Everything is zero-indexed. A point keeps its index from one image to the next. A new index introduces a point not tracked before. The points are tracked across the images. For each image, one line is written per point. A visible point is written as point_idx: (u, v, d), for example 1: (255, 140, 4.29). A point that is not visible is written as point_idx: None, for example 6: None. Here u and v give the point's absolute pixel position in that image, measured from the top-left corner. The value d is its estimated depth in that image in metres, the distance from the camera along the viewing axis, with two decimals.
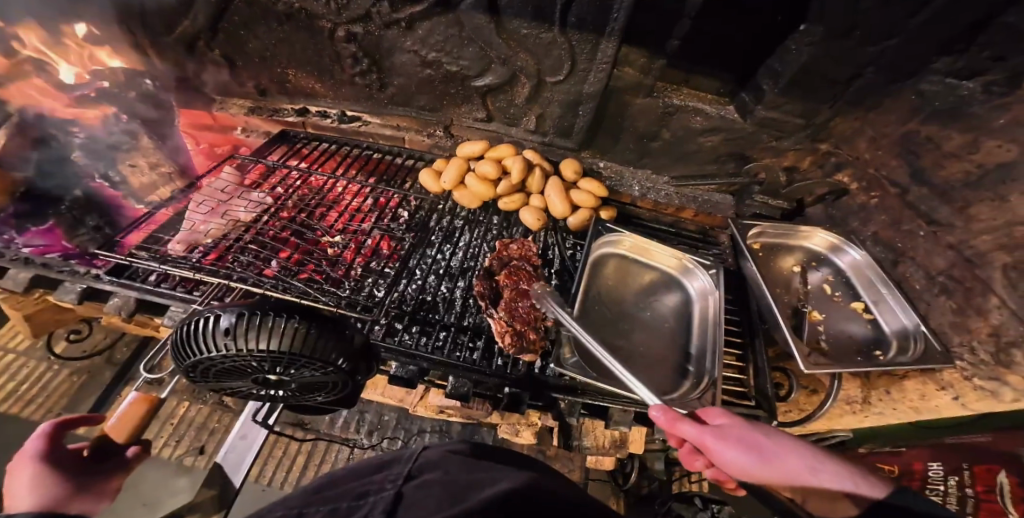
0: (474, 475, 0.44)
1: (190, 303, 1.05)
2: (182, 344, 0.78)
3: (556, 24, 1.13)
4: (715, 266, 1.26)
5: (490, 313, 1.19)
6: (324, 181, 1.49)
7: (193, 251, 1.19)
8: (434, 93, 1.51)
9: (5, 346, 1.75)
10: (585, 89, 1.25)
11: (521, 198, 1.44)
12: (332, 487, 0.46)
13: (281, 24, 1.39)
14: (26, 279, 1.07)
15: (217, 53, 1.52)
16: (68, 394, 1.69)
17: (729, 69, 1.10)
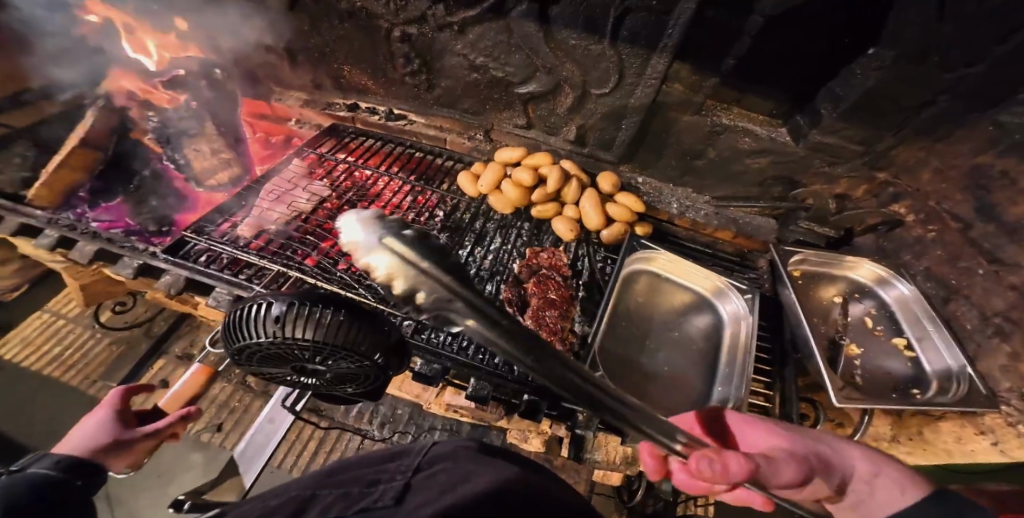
0: (474, 466, 0.45)
1: (236, 288, 1.10)
2: (232, 326, 0.82)
3: (606, 36, 1.13)
4: (751, 291, 1.23)
5: (518, 320, 1.19)
6: (367, 176, 1.52)
7: (240, 233, 1.22)
8: (479, 97, 1.54)
9: (58, 310, 1.86)
10: (631, 102, 1.24)
11: (554, 207, 1.43)
12: (345, 471, 0.50)
13: (342, 22, 1.45)
14: (91, 252, 1.13)
15: (278, 47, 1.59)
16: (106, 362, 1.78)
17: (801, 81, 1.04)
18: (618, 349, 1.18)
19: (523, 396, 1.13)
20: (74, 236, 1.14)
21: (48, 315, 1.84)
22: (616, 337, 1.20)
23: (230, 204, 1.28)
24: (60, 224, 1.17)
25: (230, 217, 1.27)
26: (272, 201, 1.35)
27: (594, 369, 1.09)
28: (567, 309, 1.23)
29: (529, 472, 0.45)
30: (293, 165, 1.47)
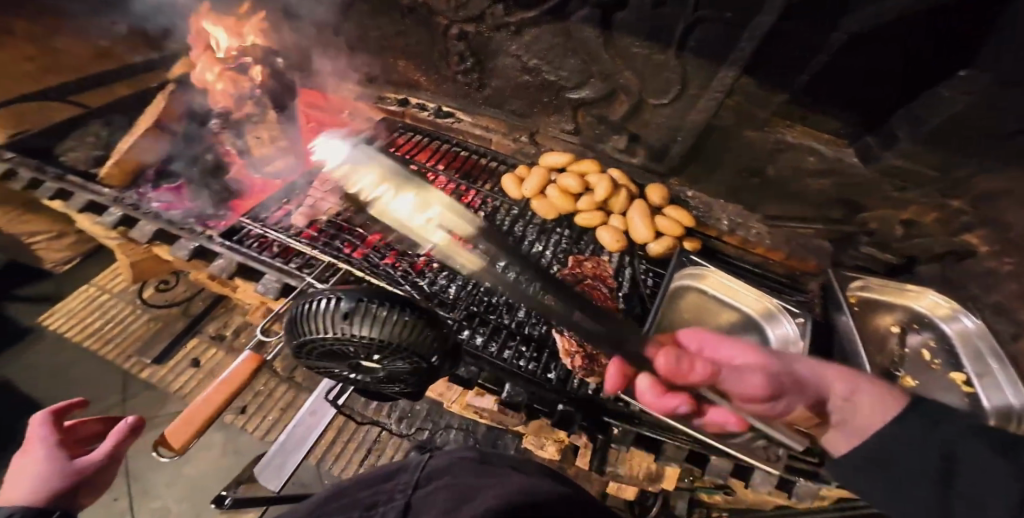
0: (477, 481, 0.47)
1: (287, 277, 1.17)
2: (298, 319, 0.82)
3: (672, 47, 1.11)
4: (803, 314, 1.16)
5: (561, 331, 1.21)
6: (411, 171, 1.53)
7: (294, 222, 1.29)
8: (528, 99, 1.53)
9: (106, 285, 1.96)
10: (689, 116, 1.23)
11: (601, 217, 1.42)
12: (340, 497, 0.50)
13: (403, 17, 1.51)
14: (150, 232, 1.23)
15: (340, 40, 1.67)
16: (143, 336, 1.85)
17: (890, 92, 0.95)
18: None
19: (558, 406, 1.13)
20: (136, 216, 1.25)
21: (95, 288, 1.96)
22: None
23: (290, 198, 1.36)
24: (124, 204, 1.28)
25: (284, 206, 1.34)
26: (322, 192, 1.40)
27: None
28: None
29: (526, 478, 0.48)
30: None
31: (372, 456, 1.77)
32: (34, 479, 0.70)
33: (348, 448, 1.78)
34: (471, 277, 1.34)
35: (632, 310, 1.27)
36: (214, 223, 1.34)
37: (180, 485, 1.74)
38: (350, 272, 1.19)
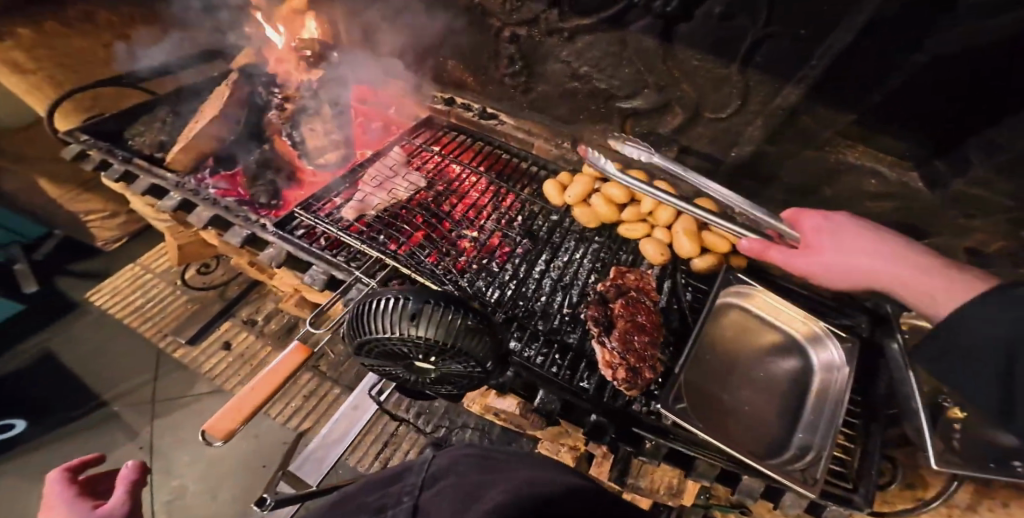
0: (477, 479, 0.52)
1: (334, 268, 1.27)
2: (363, 317, 0.85)
3: (737, 61, 1.10)
4: (851, 339, 1.16)
5: (602, 341, 1.16)
6: (456, 171, 1.62)
7: (344, 215, 1.40)
8: (574, 105, 1.56)
9: (151, 266, 2.36)
10: (747, 130, 1.23)
11: (643, 229, 1.42)
12: (352, 502, 0.58)
13: (456, 17, 1.58)
14: (206, 218, 1.42)
15: (394, 36, 1.80)
16: (181, 315, 2.18)
17: (944, 100, 0.90)
18: (704, 384, 1.15)
19: (591, 416, 1.10)
20: (195, 202, 1.45)
21: (139, 267, 2.36)
22: (703, 372, 1.17)
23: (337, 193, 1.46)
24: (185, 190, 1.48)
25: (331, 198, 1.46)
26: (374, 187, 1.51)
27: (677, 400, 1.06)
28: (655, 336, 1.20)
29: (529, 468, 0.51)
30: (394, 153, 1.64)
31: (388, 449, 1.79)
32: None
33: (364, 440, 1.80)
34: (508, 280, 1.37)
35: (670, 323, 1.30)
36: (267, 211, 1.56)
37: (200, 466, 1.86)
38: (397, 268, 1.26)
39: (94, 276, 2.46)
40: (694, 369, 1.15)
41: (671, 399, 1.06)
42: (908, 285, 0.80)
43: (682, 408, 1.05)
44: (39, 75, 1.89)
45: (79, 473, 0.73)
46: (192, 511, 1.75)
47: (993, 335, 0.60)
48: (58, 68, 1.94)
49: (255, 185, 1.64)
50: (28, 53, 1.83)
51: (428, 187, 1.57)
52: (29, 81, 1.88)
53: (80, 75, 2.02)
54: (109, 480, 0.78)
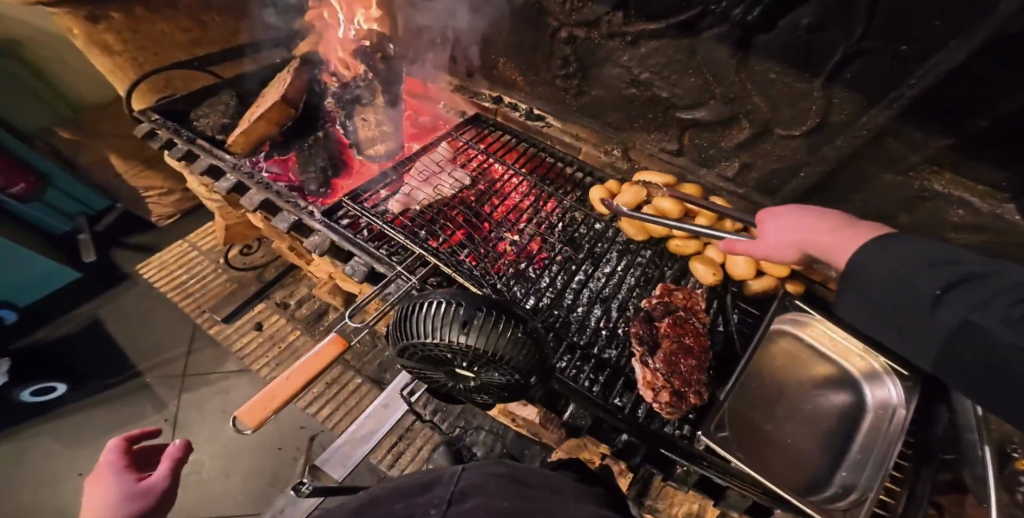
0: (513, 505, 0.51)
1: (378, 261, 1.28)
2: (411, 319, 0.82)
3: (823, 76, 1.05)
4: (914, 380, 1.03)
5: (645, 361, 1.09)
6: (498, 171, 1.60)
7: (390, 208, 1.43)
8: (628, 112, 1.54)
9: (198, 245, 2.45)
10: (825, 149, 1.18)
11: (695, 246, 1.34)
12: (380, 508, 0.54)
13: (511, 16, 1.57)
14: (258, 201, 1.52)
15: (449, 31, 1.82)
16: (218, 295, 2.24)
17: None
18: (750, 414, 1.06)
19: (624, 436, 1.04)
20: (250, 184, 1.56)
21: (186, 245, 2.45)
22: (746, 402, 1.07)
23: (383, 184, 1.50)
24: (242, 172, 1.61)
25: (377, 190, 1.49)
26: (420, 182, 1.53)
27: (720, 428, 0.97)
28: (702, 361, 1.12)
29: (565, 502, 0.56)
30: (441, 149, 1.65)
31: (402, 444, 1.74)
32: (103, 510, 0.62)
33: None
34: (546, 287, 1.32)
35: (715, 347, 1.23)
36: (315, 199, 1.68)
37: (217, 444, 1.87)
38: (437, 266, 1.24)
39: (146, 249, 2.64)
40: (740, 398, 1.06)
41: (712, 426, 0.97)
42: (818, 246, 0.79)
43: (723, 436, 0.96)
44: (125, 56, 2.10)
45: (134, 443, 0.78)
46: (208, 486, 1.77)
47: (893, 275, 0.64)
48: (141, 51, 2.14)
49: (305, 171, 1.77)
50: (119, 36, 2.03)
51: (472, 184, 1.57)
52: (115, 61, 2.09)
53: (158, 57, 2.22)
54: (157, 450, 0.83)
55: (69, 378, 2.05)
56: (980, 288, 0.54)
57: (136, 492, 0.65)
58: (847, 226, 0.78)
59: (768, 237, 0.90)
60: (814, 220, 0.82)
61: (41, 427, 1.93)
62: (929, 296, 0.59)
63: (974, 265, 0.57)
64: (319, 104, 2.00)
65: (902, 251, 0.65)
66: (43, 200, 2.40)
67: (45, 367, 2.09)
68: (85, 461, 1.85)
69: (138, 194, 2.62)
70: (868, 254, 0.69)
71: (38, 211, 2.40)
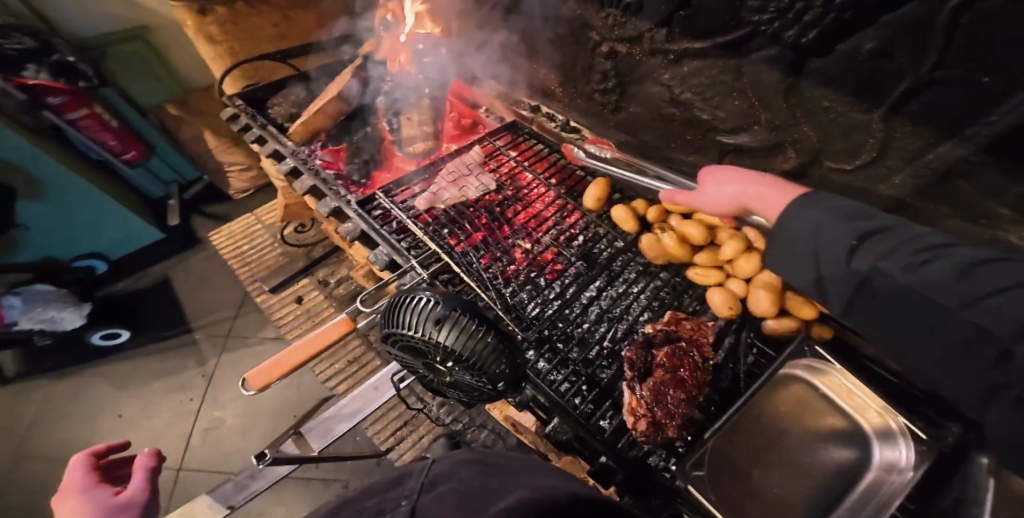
0: (481, 483, 0.55)
1: (396, 253, 1.35)
2: (398, 311, 0.86)
3: (883, 107, 0.94)
4: (931, 445, 0.91)
5: (632, 386, 1.07)
6: (527, 179, 1.62)
7: (416, 205, 1.49)
8: (667, 131, 1.49)
9: (263, 218, 2.71)
10: (880, 188, 1.06)
11: (716, 276, 1.28)
12: (351, 506, 0.57)
13: (557, 27, 1.59)
14: (308, 186, 1.65)
15: (497, 38, 1.87)
16: (269, 267, 2.47)
17: None
18: (730, 458, 1.00)
19: (600, 457, 1.02)
20: (303, 170, 1.71)
21: (251, 218, 2.72)
22: (736, 443, 1.02)
23: (416, 182, 1.57)
24: (298, 158, 1.77)
25: (410, 186, 1.56)
26: (448, 182, 1.56)
27: (696, 467, 0.94)
28: (694, 396, 1.06)
29: (525, 473, 0.58)
30: (473, 152, 1.68)
31: (407, 429, 1.81)
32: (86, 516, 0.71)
33: (387, 414, 1.85)
34: (552, 298, 1.32)
35: (719, 382, 1.16)
36: (356, 188, 1.84)
37: (243, 404, 2.06)
38: (449, 265, 1.29)
39: (218, 218, 2.95)
40: (727, 439, 1.00)
41: (687, 464, 0.94)
42: (763, 200, 0.86)
43: (699, 475, 0.92)
44: (225, 46, 2.37)
45: (101, 457, 0.89)
46: (225, 442, 1.96)
47: (821, 225, 0.74)
48: (236, 41, 2.39)
49: (352, 161, 1.95)
50: (220, 28, 2.30)
51: (497, 189, 1.59)
52: (216, 49, 2.36)
53: (250, 48, 2.47)
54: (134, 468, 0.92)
55: (136, 328, 2.35)
56: (890, 240, 0.67)
57: (117, 505, 0.73)
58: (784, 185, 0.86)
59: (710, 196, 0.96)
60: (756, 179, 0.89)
61: (111, 366, 2.23)
62: (966, 323, 0.57)
63: (879, 221, 0.70)
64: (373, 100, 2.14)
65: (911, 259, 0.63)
66: (146, 166, 2.81)
67: (122, 314, 2.42)
68: (144, 398, 2.11)
69: (222, 168, 2.92)
70: (803, 209, 0.77)
71: (141, 175, 2.81)
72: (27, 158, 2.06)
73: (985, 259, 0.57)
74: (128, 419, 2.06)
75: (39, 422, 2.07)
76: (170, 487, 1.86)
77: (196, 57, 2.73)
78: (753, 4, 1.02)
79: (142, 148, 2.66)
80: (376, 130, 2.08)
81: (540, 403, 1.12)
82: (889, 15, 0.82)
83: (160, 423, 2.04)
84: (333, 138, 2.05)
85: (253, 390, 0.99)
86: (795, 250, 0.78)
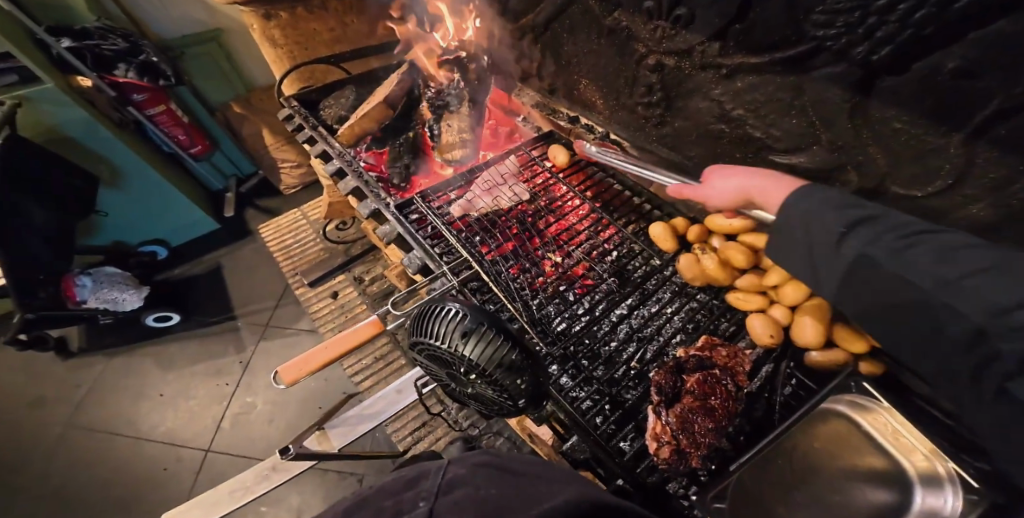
0: (500, 494, 0.55)
1: (427, 258, 1.36)
2: (424, 318, 0.85)
3: (965, 131, 0.83)
4: (982, 494, 0.81)
5: (657, 410, 1.00)
6: (562, 191, 1.60)
7: (451, 211, 1.51)
8: (714, 148, 1.41)
9: (309, 213, 2.85)
10: (956, 217, 0.94)
11: (759, 302, 1.21)
12: (370, 505, 0.58)
13: (602, 38, 1.55)
14: (350, 187, 1.70)
15: (539, 48, 1.86)
16: (311, 261, 2.58)
17: None
18: (759, 488, 0.93)
19: (618, 481, 0.98)
20: (347, 172, 1.76)
21: (298, 213, 2.87)
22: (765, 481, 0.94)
23: (451, 189, 1.58)
24: (344, 160, 1.83)
25: (446, 192, 1.58)
26: (482, 190, 1.57)
27: (717, 498, 0.90)
28: (723, 426, 1.00)
29: (544, 485, 0.57)
30: (509, 162, 1.69)
31: (424, 431, 1.82)
32: None
33: (407, 413, 1.87)
34: (581, 314, 1.28)
35: (752, 412, 1.13)
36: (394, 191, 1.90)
37: (271, 393, 2.16)
38: (478, 272, 1.28)
39: (267, 212, 3.12)
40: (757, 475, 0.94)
41: (709, 495, 0.91)
42: (765, 196, 0.88)
43: (718, 508, 0.89)
44: (285, 49, 2.51)
45: None
46: (250, 428, 2.07)
47: (822, 214, 0.77)
48: (297, 46, 2.53)
49: (392, 165, 1.99)
50: (282, 33, 2.44)
51: (530, 200, 1.58)
52: (277, 53, 2.51)
53: (308, 52, 2.60)
54: None
55: (186, 312, 2.53)
56: (876, 229, 0.71)
57: None
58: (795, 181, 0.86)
59: (713, 193, 0.98)
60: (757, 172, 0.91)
61: (161, 346, 2.41)
62: (939, 305, 0.63)
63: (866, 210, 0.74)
64: (416, 106, 2.20)
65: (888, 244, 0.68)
66: (211, 160, 3.04)
67: (175, 299, 2.61)
68: (189, 378, 2.27)
69: (276, 164, 3.12)
70: (800, 199, 0.80)
71: (206, 168, 3.04)
72: (110, 148, 2.30)
73: (965, 243, 0.63)
74: (168, 397, 2.21)
75: (94, 393, 2.26)
76: (197, 467, 1.97)
77: (259, 60, 2.92)
78: (818, 18, 0.95)
79: (207, 144, 2.86)
80: (417, 135, 2.12)
81: (560, 418, 1.10)
82: (979, 31, 0.73)
83: (197, 404, 2.17)
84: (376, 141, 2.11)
85: (287, 383, 1.02)
86: (794, 236, 0.81)
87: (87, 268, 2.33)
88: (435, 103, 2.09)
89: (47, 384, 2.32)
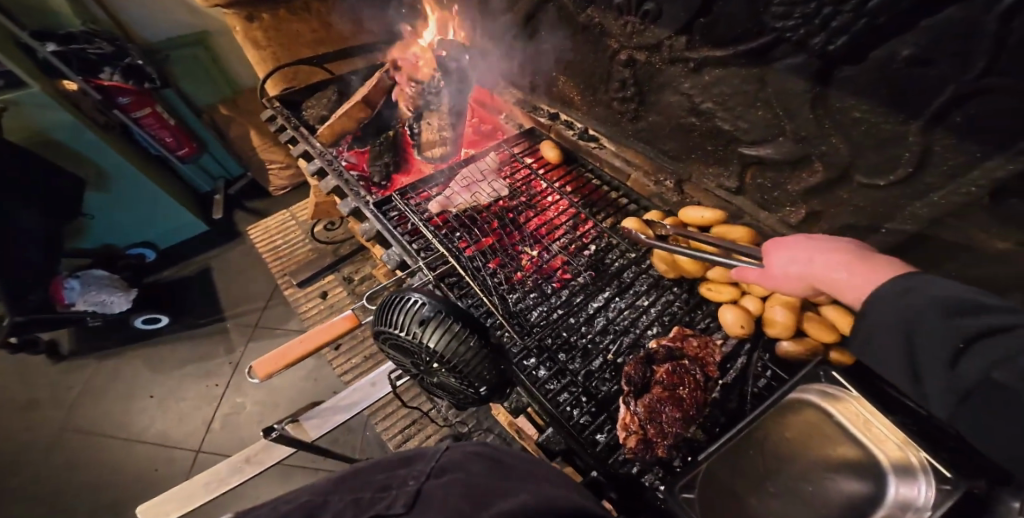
0: (491, 479, 0.55)
1: (405, 255, 1.38)
2: (388, 309, 0.88)
3: (922, 118, 0.86)
4: (955, 483, 0.81)
5: (627, 401, 1.03)
6: (541, 187, 1.63)
7: (429, 208, 1.53)
8: (687, 142, 1.44)
9: (297, 215, 2.85)
10: (917, 204, 0.96)
11: (731, 293, 1.24)
12: (361, 475, 0.59)
13: (577, 35, 1.57)
14: (331, 186, 1.72)
15: (518, 45, 1.88)
16: (300, 261, 2.59)
17: None
18: (726, 476, 0.96)
19: (591, 472, 1.01)
20: (327, 171, 1.78)
21: (287, 214, 2.87)
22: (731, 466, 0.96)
23: (431, 187, 1.60)
24: (326, 160, 1.84)
25: (426, 190, 1.61)
26: (461, 187, 1.59)
27: (686, 489, 0.92)
28: (692, 416, 1.02)
29: (534, 478, 0.57)
30: (490, 159, 1.71)
31: (414, 429, 1.84)
32: None
33: (397, 411, 1.89)
34: (557, 307, 1.31)
35: (726, 402, 1.15)
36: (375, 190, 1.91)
37: (261, 394, 2.18)
38: (455, 268, 1.31)
39: (255, 213, 3.12)
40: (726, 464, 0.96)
41: (678, 485, 0.93)
42: (835, 283, 0.77)
43: (687, 499, 0.91)
44: (269, 50, 2.51)
45: None
46: (243, 427, 2.09)
47: (920, 307, 0.63)
48: (279, 47, 2.54)
49: (374, 164, 1.99)
50: (265, 34, 2.44)
51: (508, 196, 1.60)
52: (261, 54, 2.51)
53: (290, 53, 2.60)
54: None
55: (176, 314, 2.54)
56: (1005, 343, 0.54)
57: None
58: (862, 261, 0.75)
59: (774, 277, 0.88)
60: (823, 254, 0.81)
61: (151, 349, 2.42)
62: None
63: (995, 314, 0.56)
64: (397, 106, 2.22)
65: (958, 345, 0.58)
66: (198, 162, 3.04)
67: (165, 301, 2.61)
68: (179, 380, 2.28)
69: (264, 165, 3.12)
70: (886, 293, 0.68)
71: (192, 170, 3.04)
72: (95, 151, 2.29)
73: None
74: (158, 399, 2.22)
75: (85, 397, 2.27)
76: (189, 468, 1.99)
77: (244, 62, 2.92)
78: (778, 10, 0.98)
79: (194, 146, 2.86)
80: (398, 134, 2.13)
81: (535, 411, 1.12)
82: (930, 18, 0.76)
83: (187, 406, 2.18)
84: (358, 140, 2.12)
85: (262, 377, 1.03)
86: (875, 336, 0.70)
87: (76, 272, 2.33)
88: (416, 101, 2.12)
89: (37, 388, 2.33)
